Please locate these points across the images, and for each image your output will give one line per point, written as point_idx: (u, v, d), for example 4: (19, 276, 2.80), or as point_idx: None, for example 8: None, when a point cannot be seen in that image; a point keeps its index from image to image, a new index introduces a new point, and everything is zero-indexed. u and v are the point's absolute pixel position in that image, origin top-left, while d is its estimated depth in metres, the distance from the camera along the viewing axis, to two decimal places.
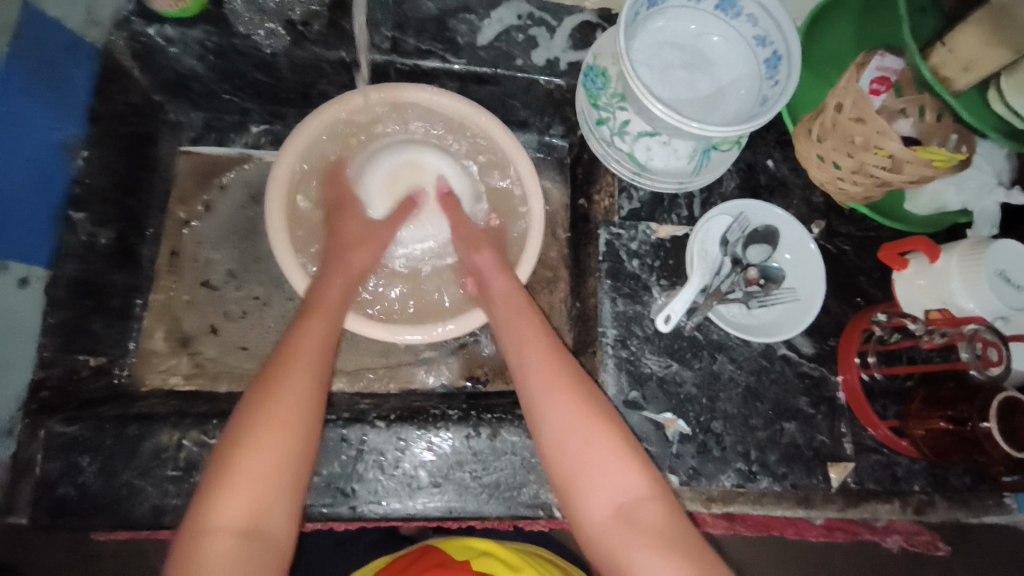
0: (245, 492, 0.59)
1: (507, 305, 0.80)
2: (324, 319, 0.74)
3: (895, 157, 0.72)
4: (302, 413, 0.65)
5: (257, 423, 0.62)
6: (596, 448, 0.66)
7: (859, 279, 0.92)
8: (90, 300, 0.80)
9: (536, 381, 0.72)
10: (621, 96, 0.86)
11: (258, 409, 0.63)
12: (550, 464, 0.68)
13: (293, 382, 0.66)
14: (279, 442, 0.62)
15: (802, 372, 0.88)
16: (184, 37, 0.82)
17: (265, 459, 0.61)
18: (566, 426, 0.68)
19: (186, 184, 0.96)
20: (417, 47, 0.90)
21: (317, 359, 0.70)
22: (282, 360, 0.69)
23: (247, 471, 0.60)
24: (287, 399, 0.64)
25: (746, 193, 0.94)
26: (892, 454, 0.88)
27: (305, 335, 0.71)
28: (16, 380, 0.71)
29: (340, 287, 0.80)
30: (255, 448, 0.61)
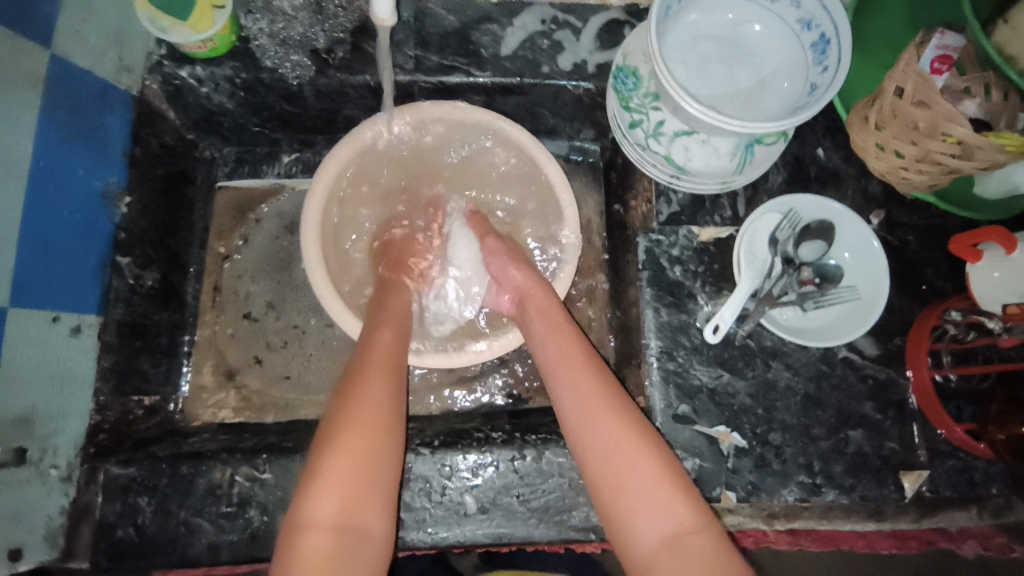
0: (337, 486, 0.57)
1: (543, 318, 0.77)
2: (393, 323, 0.74)
3: (965, 144, 0.67)
4: (388, 407, 0.64)
5: (344, 418, 0.61)
6: (644, 474, 0.63)
7: (924, 271, 0.85)
8: (139, 341, 0.83)
9: (585, 399, 0.69)
10: (655, 96, 0.81)
11: (343, 406, 0.63)
12: (601, 489, 0.64)
13: (376, 377, 0.65)
14: (368, 438, 0.60)
15: (866, 376, 0.82)
16: (213, 75, 0.83)
17: (358, 454, 0.59)
18: (605, 445, 0.65)
19: (223, 219, 0.96)
20: (440, 64, 0.88)
21: (396, 360, 0.70)
22: (359, 360, 0.68)
23: (338, 464, 0.58)
24: (372, 395, 0.64)
25: (793, 187, 0.88)
26: (968, 457, 0.80)
27: (377, 337, 0.71)
28: (73, 427, 0.74)
29: (403, 298, 0.80)
30: (344, 443, 0.59)
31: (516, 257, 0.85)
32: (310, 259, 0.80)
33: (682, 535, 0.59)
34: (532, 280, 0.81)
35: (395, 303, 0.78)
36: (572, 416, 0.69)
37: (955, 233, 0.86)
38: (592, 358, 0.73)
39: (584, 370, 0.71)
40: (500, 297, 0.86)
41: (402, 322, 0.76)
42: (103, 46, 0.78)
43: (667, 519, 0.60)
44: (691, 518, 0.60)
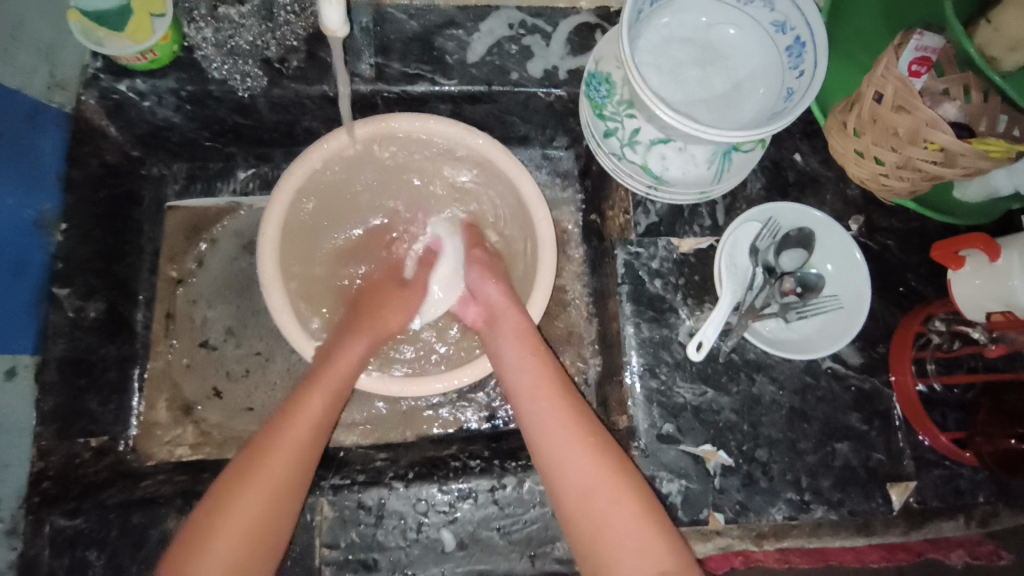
0: None
1: (519, 339, 0.75)
2: (325, 390, 0.70)
3: (947, 151, 0.65)
4: (269, 510, 0.62)
5: (220, 517, 0.61)
6: (622, 517, 0.63)
7: (905, 276, 0.84)
8: (83, 378, 0.76)
9: (552, 443, 0.68)
10: (629, 103, 0.79)
11: (225, 502, 0.61)
12: (576, 536, 0.64)
13: (269, 471, 0.63)
14: (236, 541, 0.60)
15: (852, 386, 0.81)
16: (156, 89, 0.77)
17: (223, 559, 0.59)
18: (575, 487, 0.65)
19: (176, 241, 0.90)
20: (403, 72, 0.83)
21: (307, 447, 0.66)
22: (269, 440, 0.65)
23: (206, 557, 0.58)
24: (258, 490, 0.62)
25: (773, 193, 0.85)
26: (954, 465, 0.79)
27: (297, 413, 0.67)
28: (12, 477, 0.68)
29: (359, 352, 0.74)
30: (213, 545, 0.59)
31: (495, 272, 0.82)
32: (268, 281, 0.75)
33: None
34: (506, 299, 0.78)
35: (340, 360, 0.73)
36: (546, 451, 0.68)
37: (934, 236, 0.85)
38: (565, 394, 0.72)
39: (555, 405, 0.70)
40: (468, 308, 0.82)
41: (343, 389, 0.71)
42: (33, 63, 0.71)
43: (648, 560, 0.61)
44: (667, 559, 0.61)
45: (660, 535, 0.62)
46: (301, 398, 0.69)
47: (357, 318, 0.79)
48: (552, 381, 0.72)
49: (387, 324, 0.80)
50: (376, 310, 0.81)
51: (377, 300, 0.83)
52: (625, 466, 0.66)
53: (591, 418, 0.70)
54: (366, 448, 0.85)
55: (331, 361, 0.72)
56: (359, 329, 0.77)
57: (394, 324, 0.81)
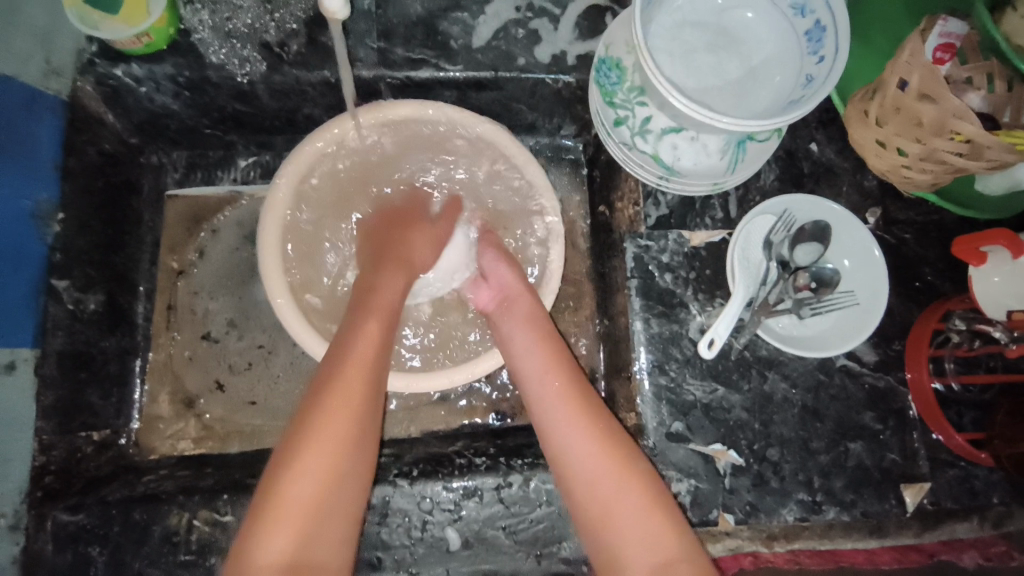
0: (287, 525, 0.54)
1: (526, 326, 0.73)
2: (380, 319, 0.66)
3: (974, 143, 0.62)
4: (351, 437, 0.59)
5: (300, 448, 0.57)
6: (629, 504, 0.61)
7: (923, 271, 0.81)
8: (83, 372, 0.75)
9: (563, 425, 0.66)
10: (641, 90, 0.75)
11: (302, 434, 0.57)
12: (586, 523, 0.62)
13: (343, 400, 0.59)
14: (322, 468, 0.56)
15: (866, 385, 0.78)
16: (153, 74, 0.75)
17: (310, 492, 0.55)
18: (585, 472, 0.63)
19: (175, 232, 0.88)
20: (407, 57, 0.80)
21: (373, 375, 0.63)
22: (331, 370, 0.61)
23: (293, 498, 0.54)
24: (337, 420, 0.58)
25: (788, 185, 0.83)
26: (969, 466, 0.77)
27: (358, 341, 0.63)
28: (14, 473, 0.67)
29: (400, 283, 0.72)
30: (297, 474, 0.55)
31: (511, 259, 0.80)
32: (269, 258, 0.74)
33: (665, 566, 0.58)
34: (520, 287, 0.76)
35: (386, 291, 0.69)
36: (551, 437, 0.66)
37: (953, 230, 0.82)
38: (576, 380, 0.70)
39: (565, 391, 0.68)
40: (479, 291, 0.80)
41: (393, 316, 0.68)
42: (29, 50, 0.69)
43: (656, 549, 0.59)
44: (675, 546, 0.59)
45: (667, 525, 0.60)
46: (358, 325, 0.65)
47: (393, 252, 0.75)
48: (559, 366, 0.70)
49: (417, 258, 0.76)
50: (408, 242, 0.76)
51: (404, 232, 0.78)
52: (634, 455, 0.65)
53: (600, 404, 0.68)
54: None
55: (374, 292, 0.69)
56: (392, 263, 0.73)
57: (423, 260, 0.77)
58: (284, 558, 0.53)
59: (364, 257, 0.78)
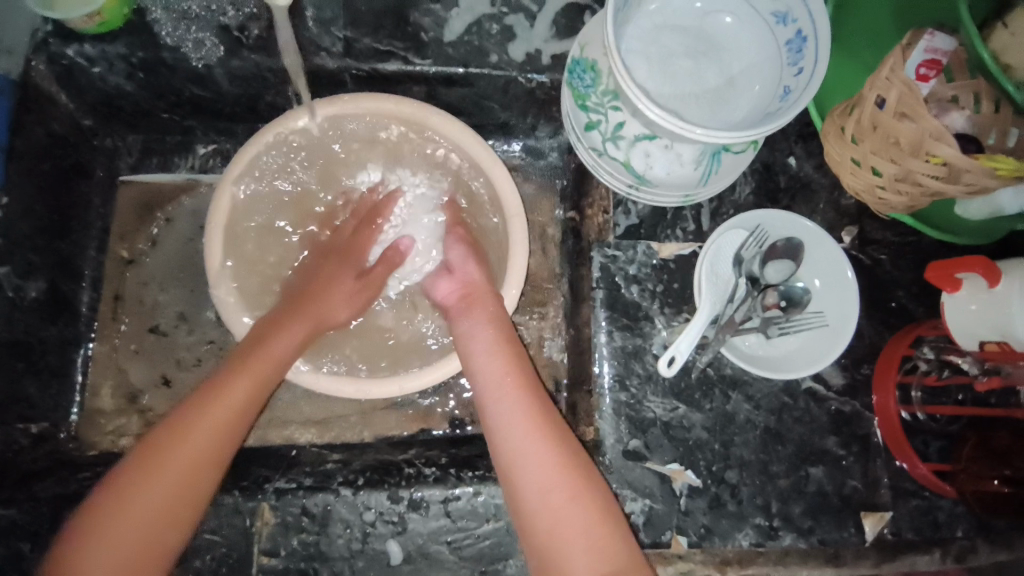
0: (99, 542, 0.54)
1: (492, 326, 0.71)
2: (253, 375, 0.63)
3: (951, 166, 0.59)
4: (169, 508, 0.56)
5: (111, 512, 0.55)
6: (575, 520, 0.59)
7: (896, 294, 0.79)
8: (21, 363, 0.72)
9: (519, 432, 0.64)
10: (614, 94, 0.72)
11: (117, 492, 0.56)
12: (531, 537, 0.60)
13: (167, 468, 0.57)
14: (131, 536, 0.55)
15: (832, 409, 0.76)
16: (105, 54, 0.72)
17: (108, 565, 0.53)
18: (532, 485, 0.61)
19: (126, 218, 0.85)
20: (374, 47, 0.77)
21: (220, 440, 0.60)
22: (178, 428, 0.59)
23: (124, 515, 0.55)
24: (161, 486, 0.56)
25: (763, 199, 0.80)
26: (933, 497, 0.75)
27: (212, 402, 0.61)
28: None
29: (296, 338, 0.68)
30: (103, 539, 0.54)
31: (480, 255, 0.77)
32: (216, 237, 0.71)
33: None
34: (488, 285, 0.74)
35: (274, 343, 0.66)
36: (503, 442, 0.64)
37: (931, 253, 0.79)
38: (532, 388, 0.67)
39: (519, 396, 0.66)
40: (441, 283, 0.77)
41: (275, 372, 0.65)
42: None
43: (599, 560, 0.57)
44: (623, 557, 0.58)
45: (615, 541, 0.58)
46: (222, 384, 0.62)
47: (297, 297, 0.72)
48: (515, 369, 0.68)
49: (331, 313, 0.73)
50: (316, 292, 0.73)
51: (323, 282, 0.74)
52: (586, 464, 0.63)
53: (558, 415, 0.67)
54: (320, 447, 0.80)
55: (258, 344, 0.66)
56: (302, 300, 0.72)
57: (338, 316, 0.74)
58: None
59: (296, 284, 0.76)
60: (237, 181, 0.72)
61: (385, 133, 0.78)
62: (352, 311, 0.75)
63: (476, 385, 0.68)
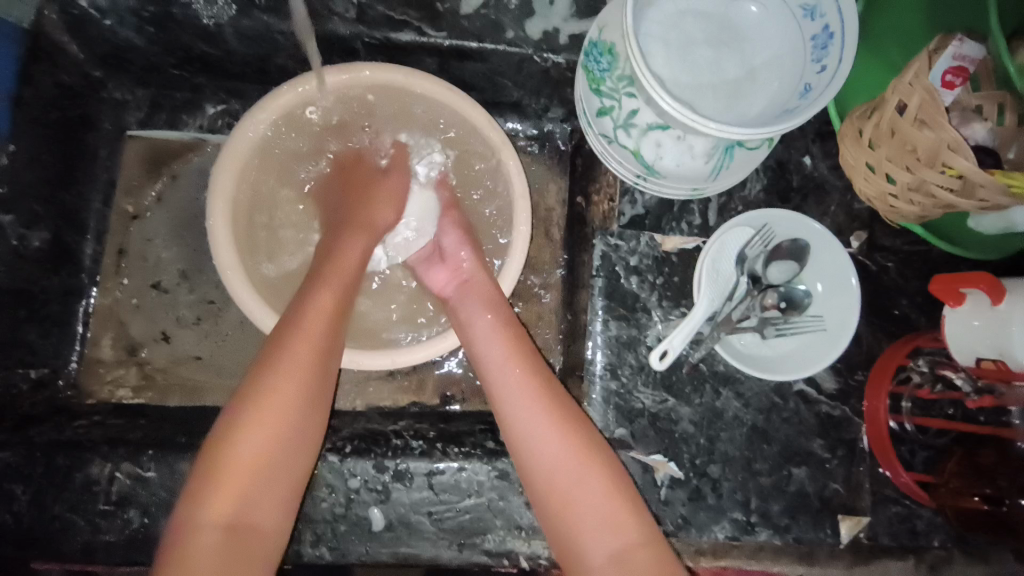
0: (267, 416, 0.56)
1: (489, 310, 0.71)
2: (335, 287, 0.65)
3: (966, 179, 0.58)
4: (301, 407, 0.58)
5: (268, 392, 0.57)
6: (595, 491, 0.61)
7: (898, 303, 0.78)
8: (23, 310, 0.74)
9: (529, 416, 0.65)
10: (629, 80, 0.70)
11: (270, 370, 0.59)
12: (550, 513, 0.62)
13: (293, 366, 0.59)
14: (278, 427, 0.57)
15: (820, 412, 0.77)
16: (115, 6, 0.72)
17: (257, 458, 0.55)
18: (549, 461, 0.63)
19: (133, 170, 0.85)
20: (387, 16, 0.75)
21: (328, 348, 0.62)
22: (285, 335, 0.61)
23: (283, 389, 0.58)
24: (286, 382, 0.58)
25: (772, 197, 0.79)
26: (914, 506, 0.76)
27: (311, 312, 0.62)
28: None
29: (361, 250, 0.71)
30: (245, 432, 0.55)
31: (474, 239, 0.77)
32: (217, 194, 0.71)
33: (629, 548, 0.58)
34: (482, 274, 0.74)
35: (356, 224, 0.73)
36: (513, 424, 0.65)
37: (939, 265, 0.78)
38: (535, 371, 0.68)
39: (526, 384, 0.66)
40: (433, 270, 0.77)
41: (353, 284, 0.68)
42: None
43: (616, 533, 0.59)
44: (637, 527, 0.60)
45: (632, 510, 0.60)
46: (312, 293, 0.64)
47: (350, 216, 0.74)
48: (516, 350, 0.69)
49: (376, 220, 0.74)
50: (365, 204, 0.75)
51: (361, 198, 0.76)
52: (596, 444, 0.64)
53: (561, 390, 0.67)
54: None
55: (331, 262, 0.68)
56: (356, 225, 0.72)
57: (383, 220, 0.75)
58: (229, 518, 0.53)
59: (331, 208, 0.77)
60: (239, 142, 0.72)
61: (394, 104, 0.77)
62: (396, 214, 0.77)
63: (479, 368, 0.69)
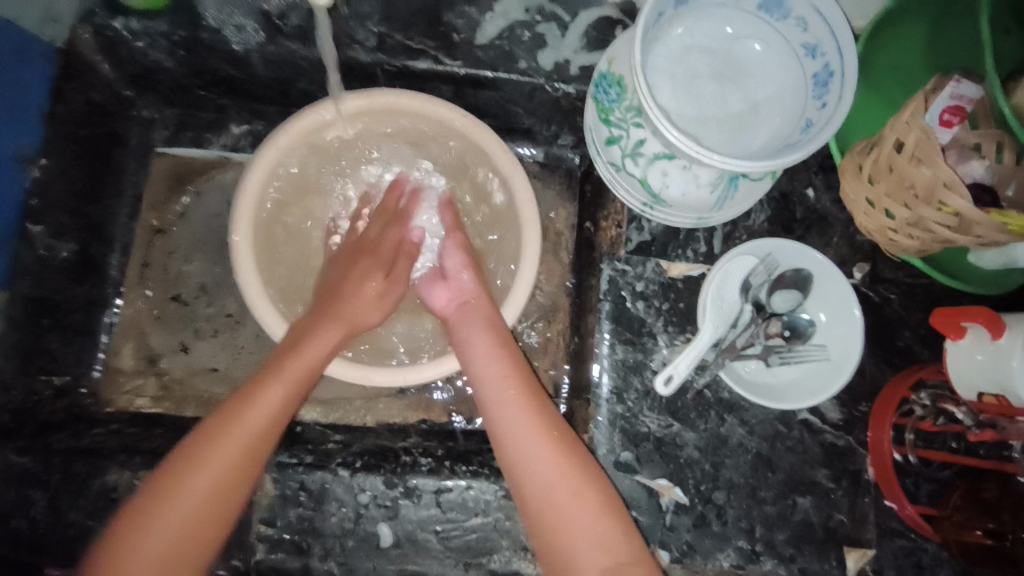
0: (212, 469, 0.57)
1: (489, 331, 0.73)
2: (293, 377, 0.65)
3: (963, 217, 0.59)
4: (238, 475, 0.58)
5: (217, 443, 0.59)
6: (586, 513, 0.61)
7: (901, 334, 0.79)
8: (47, 318, 0.77)
9: (524, 434, 0.66)
10: (637, 111, 0.72)
11: (225, 422, 0.60)
12: (542, 536, 0.62)
13: (224, 452, 0.58)
14: (194, 514, 0.56)
15: (824, 441, 0.77)
16: (148, 31, 0.75)
17: (166, 545, 0.54)
18: (543, 479, 0.63)
19: (157, 188, 0.87)
20: (405, 45, 0.79)
21: (265, 439, 0.61)
22: (227, 418, 0.61)
23: (232, 443, 0.59)
24: (213, 470, 0.58)
25: (777, 228, 0.81)
26: (919, 539, 0.75)
27: (256, 400, 0.62)
28: None
29: (332, 340, 0.70)
30: (184, 482, 0.57)
31: (479, 264, 0.79)
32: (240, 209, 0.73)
33: (621, 568, 0.59)
34: (484, 291, 0.76)
35: (348, 291, 0.74)
36: (508, 445, 0.66)
37: (941, 297, 0.79)
38: (532, 392, 0.70)
39: (521, 400, 0.68)
40: (437, 289, 0.79)
41: (314, 372, 0.67)
42: None
43: (609, 551, 0.60)
44: (628, 546, 0.60)
45: (623, 531, 0.61)
46: (265, 380, 0.64)
47: (333, 295, 0.74)
48: (512, 372, 0.70)
49: (361, 316, 0.74)
50: (346, 287, 0.75)
51: (354, 270, 0.76)
52: (588, 459, 0.66)
53: (555, 411, 0.69)
54: (324, 426, 0.82)
55: (296, 347, 0.68)
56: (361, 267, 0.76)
57: (368, 319, 0.75)
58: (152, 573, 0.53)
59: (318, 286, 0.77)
60: (261, 161, 0.74)
61: (409, 128, 0.80)
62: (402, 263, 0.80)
63: (477, 389, 0.71)
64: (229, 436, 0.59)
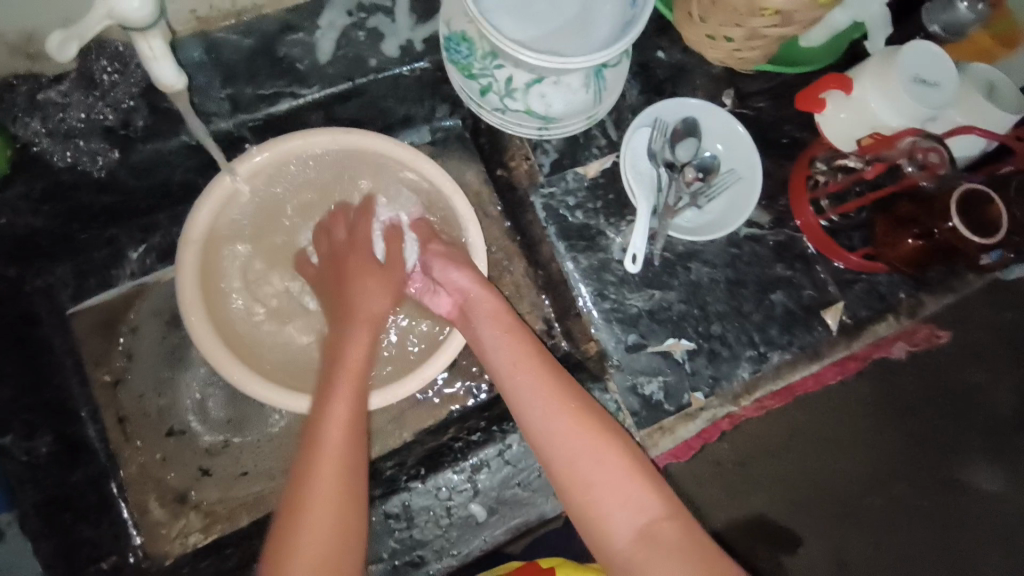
0: (324, 474, 0.63)
1: (496, 322, 0.76)
2: (353, 373, 0.70)
3: (782, 13, 0.70)
4: (344, 473, 0.64)
5: (305, 475, 0.63)
6: (614, 469, 0.66)
7: (783, 130, 0.91)
8: (68, 512, 0.75)
9: (545, 410, 0.69)
10: (493, 55, 0.80)
11: (310, 452, 0.65)
12: (573, 497, 0.66)
13: (328, 468, 0.63)
14: (327, 512, 0.61)
15: (769, 242, 0.89)
16: (7, 199, 0.71)
17: (333, 490, 0.63)
18: (566, 445, 0.68)
19: (94, 343, 0.85)
20: (259, 94, 0.81)
21: (352, 440, 0.66)
22: (315, 436, 0.66)
23: (326, 449, 0.64)
24: (333, 448, 0.65)
25: (650, 94, 0.90)
26: (871, 276, 0.90)
27: (330, 409, 0.67)
28: None
29: (366, 333, 0.74)
30: (311, 500, 0.62)
31: (460, 260, 0.80)
32: (192, 308, 0.75)
33: (655, 524, 0.64)
34: (482, 288, 0.78)
35: (364, 294, 0.77)
36: (532, 419, 0.70)
37: (798, 86, 0.91)
38: (548, 363, 0.73)
39: (535, 374, 0.72)
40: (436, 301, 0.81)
41: (363, 368, 0.71)
42: None
43: (640, 512, 0.64)
44: (659, 503, 0.65)
45: (652, 490, 0.65)
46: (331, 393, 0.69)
47: (344, 306, 0.76)
48: (523, 348, 0.74)
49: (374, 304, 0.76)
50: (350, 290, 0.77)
51: (355, 284, 0.77)
52: (616, 430, 0.69)
53: (575, 385, 0.72)
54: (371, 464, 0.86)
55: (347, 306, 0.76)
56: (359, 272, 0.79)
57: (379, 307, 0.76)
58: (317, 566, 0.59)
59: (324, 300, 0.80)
60: (188, 263, 0.75)
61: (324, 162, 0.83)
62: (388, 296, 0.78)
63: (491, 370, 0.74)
64: (322, 448, 0.64)
